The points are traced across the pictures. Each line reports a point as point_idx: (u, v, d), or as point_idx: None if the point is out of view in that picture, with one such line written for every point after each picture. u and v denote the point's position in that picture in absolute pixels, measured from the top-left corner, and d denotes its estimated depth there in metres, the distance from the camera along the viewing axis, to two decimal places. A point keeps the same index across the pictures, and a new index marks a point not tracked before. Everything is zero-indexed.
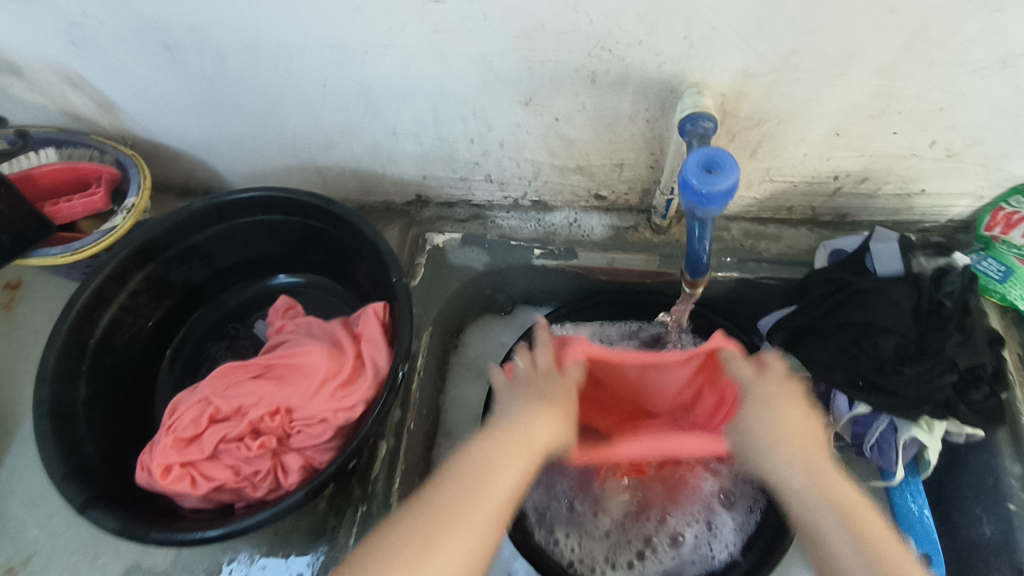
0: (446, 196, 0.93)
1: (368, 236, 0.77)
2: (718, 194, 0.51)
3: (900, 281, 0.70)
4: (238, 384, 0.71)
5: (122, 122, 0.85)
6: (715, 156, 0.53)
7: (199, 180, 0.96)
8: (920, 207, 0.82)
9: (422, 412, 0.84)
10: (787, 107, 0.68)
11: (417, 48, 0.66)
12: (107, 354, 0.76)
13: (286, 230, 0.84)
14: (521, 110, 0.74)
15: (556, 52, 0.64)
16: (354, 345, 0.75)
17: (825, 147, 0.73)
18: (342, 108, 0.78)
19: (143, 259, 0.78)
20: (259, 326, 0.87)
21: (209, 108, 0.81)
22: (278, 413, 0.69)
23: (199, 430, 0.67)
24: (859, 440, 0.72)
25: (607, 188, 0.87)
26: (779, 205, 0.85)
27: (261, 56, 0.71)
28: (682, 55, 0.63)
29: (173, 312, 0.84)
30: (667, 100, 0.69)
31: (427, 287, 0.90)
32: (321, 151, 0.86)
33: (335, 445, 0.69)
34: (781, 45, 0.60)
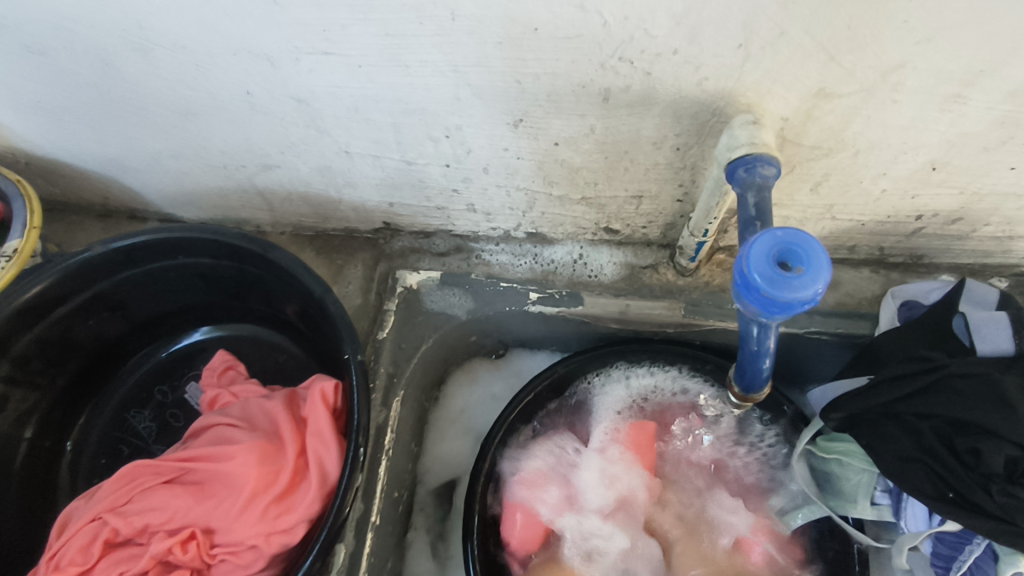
0: (420, 225, 0.75)
1: (315, 293, 0.60)
2: (795, 303, 0.35)
3: (1009, 364, 0.53)
4: (146, 493, 0.55)
5: (5, 135, 0.68)
6: (794, 241, 0.35)
7: (119, 202, 0.79)
8: (1021, 250, 0.64)
9: (390, 496, 0.68)
10: (871, 137, 0.50)
11: (361, 53, 0.48)
12: None
13: (216, 275, 0.67)
14: (507, 133, 0.55)
15: (553, 63, 0.46)
16: (296, 436, 0.58)
17: (912, 183, 0.55)
18: (275, 126, 0.59)
19: (29, 318, 0.61)
20: (191, 390, 0.71)
21: (107, 122, 0.63)
22: (193, 537, 0.53)
23: (88, 561, 0.52)
24: (944, 562, 0.56)
25: (619, 222, 0.68)
26: (839, 244, 0.67)
27: (154, 59, 0.53)
28: (734, 69, 0.44)
29: (80, 375, 0.68)
30: (707, 125, 0.50)
31: (398, 339, 0.72)
32: (258, 174, 0.68)
33: (270, 573, 0.54)
34: (882, 57, 0.42)
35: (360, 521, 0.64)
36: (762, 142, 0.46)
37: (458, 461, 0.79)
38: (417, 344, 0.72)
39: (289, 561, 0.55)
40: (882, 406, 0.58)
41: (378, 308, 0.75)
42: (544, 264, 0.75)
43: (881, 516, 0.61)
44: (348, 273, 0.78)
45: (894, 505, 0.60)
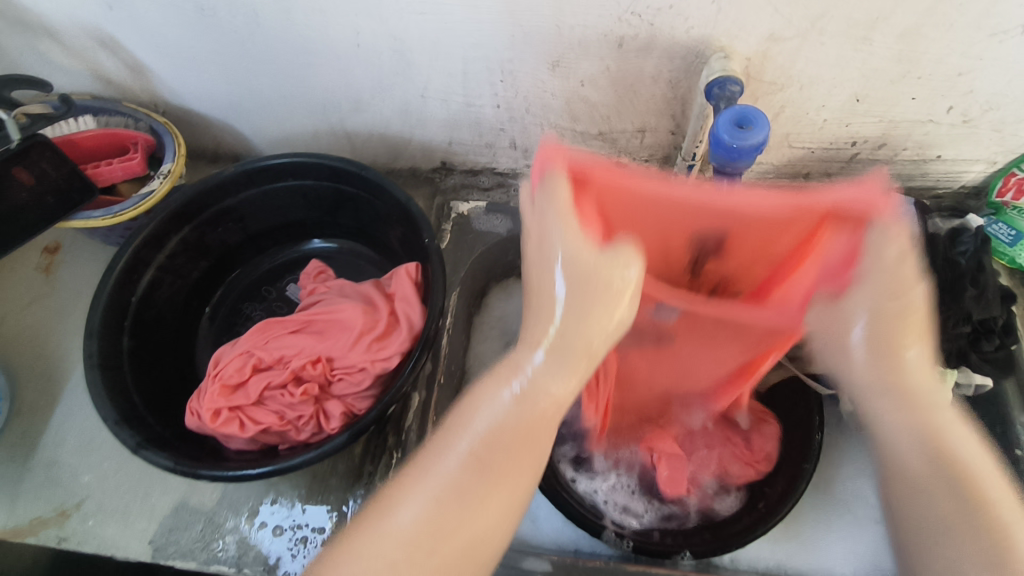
0: (470, 163, 0.95)
1: (400, 201, 0.80)
2: (749, 148, 0.54)
3: (915, 240, 0.72)
4: (279, 338, 0.74)
5: (155, 87, 0.88)
6: (747, 113, 0.56)
7: (228, 147, 0.99)
8: (935, 173, 0.84)
9: (450, 368, 0.87)
10: (810, 73, 0.70)
11: (445, 11, 0.69)
12: (149, 310, 0.79)
13: (316, 194, 0.87)
14: (546, 75, 0.76)
15: (584, 17, 0.67)
16: (387, 303, 0.77)
17: (844, 112, 0.76)
18: (371, 72, 0.80)
19: (180, 221, 0.81)
20: (291, 288, 0.90)
21: (239, 73, 0.83)
22: (319, 362, 0.72)
23: (244, 378, 0.71)
24: None
25: (628, 155, 0.89)
26: (797, 172, 0.88)
27: (293, 19, 0.73)
28: (711, 18, 0.65)
29: (210, 273, 0.87)
30: (692, 65, 0.71)
31: (454, 252, 0.93)
32: (348, 117, 0.89)
33: (373, 393, 0.72)
34: (810, 8, 0.62)
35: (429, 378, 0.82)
36: (730, 70, 0.67)
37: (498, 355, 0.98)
38: (469, 255, 0.93)
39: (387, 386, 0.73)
40: None
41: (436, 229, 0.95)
42: None
43: (831, 372, 0.81)
44: None
45: None
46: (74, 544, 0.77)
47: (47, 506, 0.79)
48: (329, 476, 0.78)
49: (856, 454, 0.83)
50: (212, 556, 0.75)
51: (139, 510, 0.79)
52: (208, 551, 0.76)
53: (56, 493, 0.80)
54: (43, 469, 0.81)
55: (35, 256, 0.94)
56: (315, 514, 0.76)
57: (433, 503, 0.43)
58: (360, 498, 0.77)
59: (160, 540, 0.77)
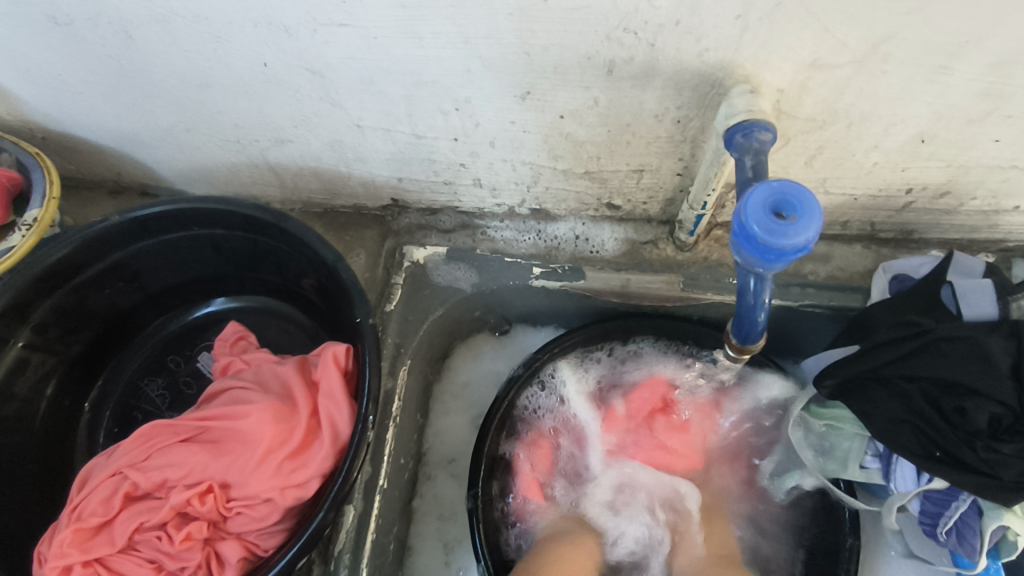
0: (427, 201, 0.77)
1: (327, 261, 0.62)
2: (789, 250, 0.37)
3: (994, 329, 0.55)
4: (164, 450, 0.57)
5: (24, 110, 0.69)
6: (787, 191, 0.38)
7: (133, 178, 0.81)
8: (1007, 224, 0.67)
9: (396, 463, 0.70)
10: (862, 109, 0.52)
11: (377, 25, 0.50)
12: (8, 403, 0.62)
13: (231, 247, 0.69)
14: (516, 106, 0.57)
15: (562, 35, 0.48)
16: (308, 397, 0.60)
17: (902, 156, 0.58)
18: (290, 99, 0.61)
19: (50, 284, 0.63)
20: (203, 359, 0.72)
21: (123, 96, 0.65)
22: (210, 491, 0.55)
23: (111, 513, 0.54)
24: (930, 518, 0.58)
25: (621, 197, 0.71)
26: (832, 219, 0.70)
27: (174, 33, 0.54)
28: (733, 40, 0.47)
29: (94, 347, 0.70)
30: (706, 97, 0.53)
31: (404, 312, 0.74)
32: (272, 149, 0.70)
33: (284, 527, 0.56)
34: (876, 28, 0.44)
35: (368, 484, 0.66)
36: (758, 109, 0.48)
37: (464, 430, 0.81)
38: (423, 317, 0.74)
39: (302, 516, 0.57)
40: (871, 372, 0.60)
41: (386, 282, 0.76)
42: (547, 241, 0.77)
43: (869, 478, 0.64)
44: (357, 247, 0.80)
45: (883, 468, 0.62)
46: None
47: None
48: None
49: (898, 575, 0.68)
50: None
51: None
52: None
53: None
54: None
55: None
56: None
57: None
58: None
59: None
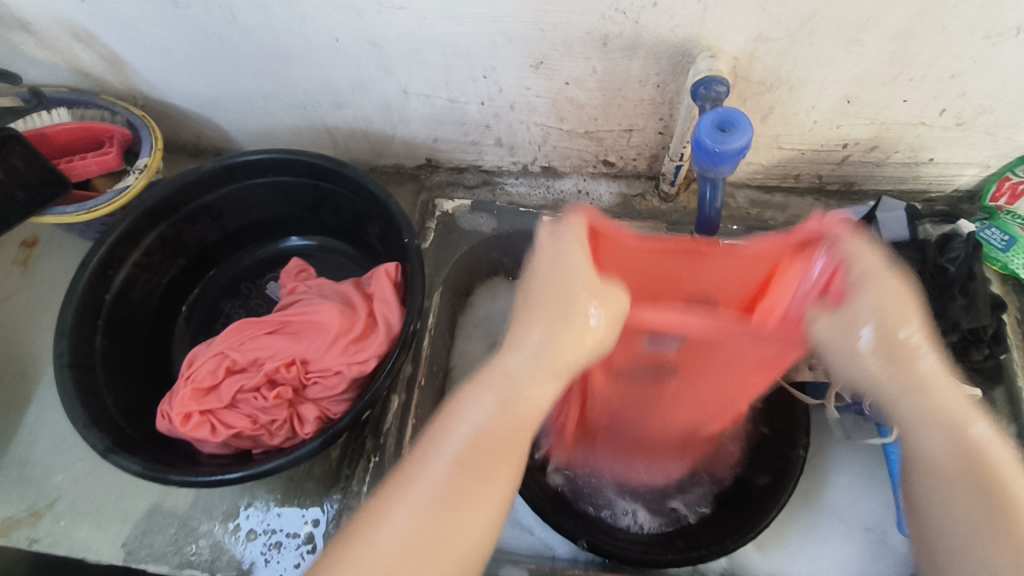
0: (456, 160, 0.93)
1: (380, 198, 0.78)
2: (731, 153, 0.53)
3: (904, 246, 0.70)
4: (254, 338, 0.72)
5: (133, 81, 0.86)
6: (729, 115, 0.54)
7: (210, 142, 0.97)
8: (926, 177, 0.83)
9: (431, 369, 0.85)
10: (800, 73, 0.68)
11: (427, 7, 0.66)
12: (124, 309, 0.78)
13: (296, 192, 0.85)
14: (531, 73, 0.74)
15: (568, 13, 0.65)
16: (365, 303, 0.76)
17: (834, 114, 0.74)
18: (352, 68, 0.77)
19: (156, 217, 0.79)
20: (271, 287, 0.88)
21: (217, 66, 0.81)
22: (293, 365, 0.70)
23: (217, 380, 0.69)
24: (858, 397, 0.73)
25: (615, 155, 0.87)
26: (787, 173, 0.86)
27: (269, 15, 0.71)
28: (696, 17, 0.63)
29: (187, 272, 0.85)
30: (679, 65, 0.69)
31: (437, 251, 0.91)
32: (330, 113, 0.87)
33: (349, 396, 0.71)
34: (800, 9, 0.60)
35: (409, 379, 0.81)
36: (716, 70, 0.65)
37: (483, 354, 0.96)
38: (452, 254, 0.91)
39: (363, 390, 0.72)
40: None
41: (421, 226, 0.93)
42: (554, 194, 0.93)
43: (818, 378, 0.78)
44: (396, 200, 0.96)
45: None
46: (45, 545, 0.75)
47: (19, 506, 0.77)
48: (305, 481, 0.76)
49: (842, 460, 0.82)
50: (185, 560, 0.74)
51: (113, 512, 0.76)
52: (180, 555, 0.74)
53: (28, 493, 0.78)
54: (15, 468, 0.79)
55: (11, 250, 0.92)
56: (290, 517, 0.75)
57: (498, 410, 0.45)
58: (335, 503, 0.75)
59: (133, 544, 0.75)
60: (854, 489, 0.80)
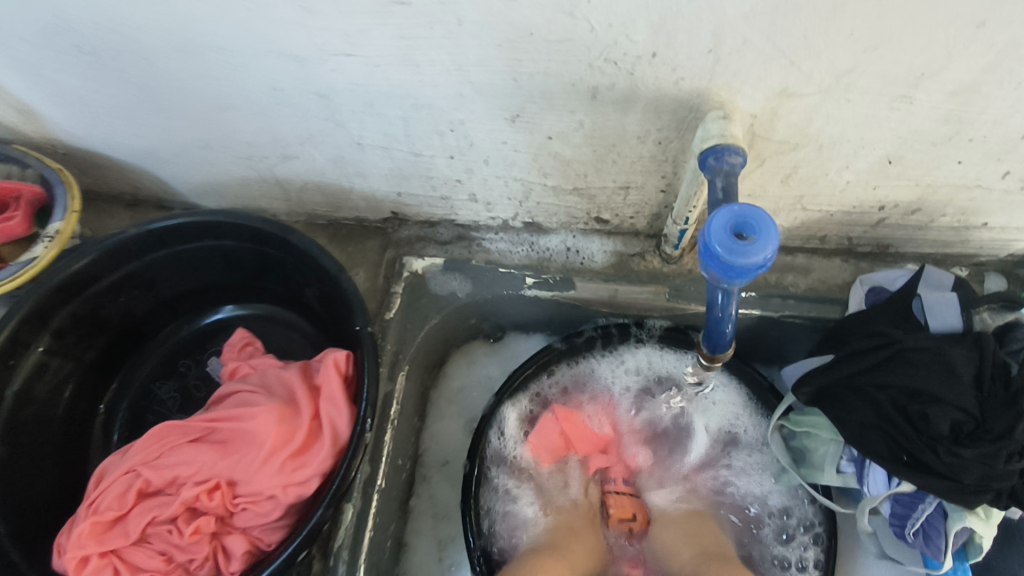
0: (426, 214, 0.81)
1: (330, 272, 0.66)
2: (750, 268, 0.40)
3: (956, 340, 0.58)
4: (175, 449, 0.60)
5: (48, 129, 0.73)
6: (747, 215, 0.41)
7: (148, 191, 0.85)
8: (977, 240, 0.70)
9: (395, 463, 0.74)
10: (831, 132, 0.55)
11: (376, 54, 0.54)
12: (29, 405, 0.66)
13: (238, 257, 0.73)
14: (507, 127, 0.61)
15: (548, 64, 0.52)
16: (310, 401, 0.63)
17: (872, 175, 0.61)
18: (296, 119, 0.65)
19: (69, 294, 0.67)
20: (212, 364, 0.77)
21: (141, 115, 0.68)
22: (218, 488, 0.58)
23: (124, 509, 0.57)
24: (899, 520, 0.61)
25: (609, 212, 0.74)
26: (811, 234, 0.73)
27: (189, 61, 0.58)
28: (706, 70, 0.50)
29: (111, 351, 0.74)
30: (684, 120, 0.57)
31: (403, 321, 0.78)
32: (278, 164, 0.74)
33: (286, 522, 0.59)
34: (836, 61, 0.47)
35: (366, 483, 0.69)
36: (730, 135, 0.52)
37: (459, 432, 0.85)
38: (421, 325, 0.78)
39: (302, 513, 0.61)
40: (845, 379, 0.63)
41: (386, 291, 0.80)
42: (539, 252, 0.81)
43: (846, 483, 0.67)
44: (359, 259, 0.84)
45: (857, 472, 0.65)
46: None
47: None
48: None
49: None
50: None
51: None
52: None
53: None
54: None
55: None
56: None
57: None
58: None
59: None
60: None
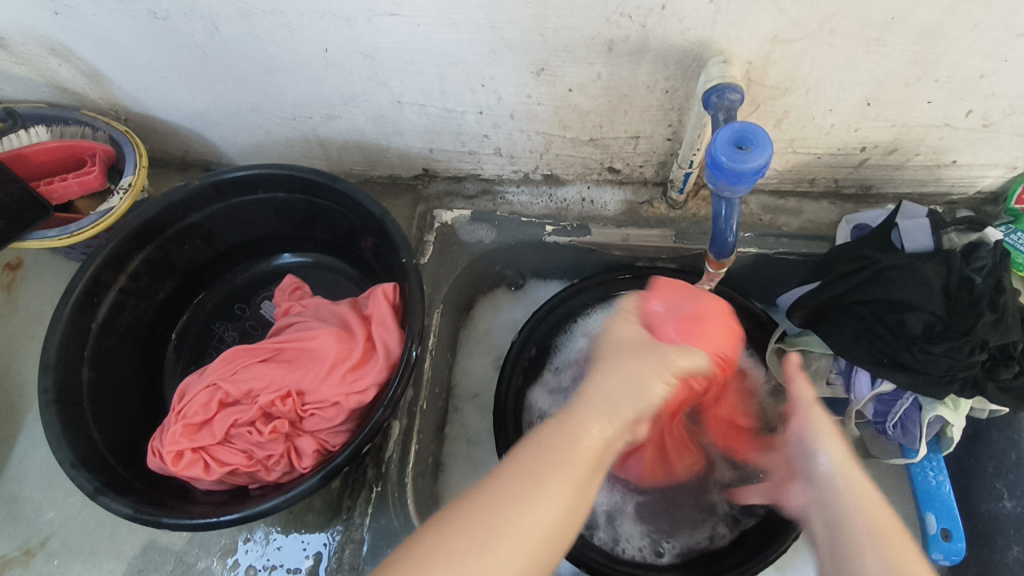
0: (454, 170, 0.90)
1: (375, 216, 0.74)
2: (748, 173, 0.49)
3: (928, 257, 0.67)
4: (247, 367, 0.69)
5: (114, 95, 0.82)
6: (746, 131, 0.50)
7: (198, 154, 0.93)
8: (948, 179, 0.79)
9: (433, 390, 0.83)
10: (816, 76, 0.64)
11: (421, 13, 0.62)
12: (111, 337, 0.74)
13: (289, 208, 0.81)
14: (532, 81, 0.70)
15: (571, 18, 0.61)
16: (363, 327, 0.72)
17: (854, 117, 0.70)
18: (343, 78, 0.73)
19: (142, 240, 0.75)
20: (265, 307, 0.85)
21: (203, 79, 0.77)
22: (289, 396, 0.67)
23: (209, 415, 0.67)
24: (881, 417, 0.71)
25: (621, 161, 0.83)
26: (801, 177, 0.82)
27: (254, 25, 0.66)
28: (708, 20, 0.59)
29: (176, 294, 0.82)
30: (689, 69, 0.65)
31: (436, 265, 0.86)
32: (322, 123, 0.83)
33: (348, 427, 0.68)
34: (820, 8, 0.56)
35: (410, 403, 0.78)
36: (729, 76, 0.61)
37: (486, 369, 0.93)
38: (452, 269, 0.87)
39: (362, 419, 0.69)
40: (831, 300, 0.71)
41: (420, 240, 0.89)
42: (558, 203, 0.89)
43: (836, 394, 0.76)
44: (394, 213, 0.92)
45: (845, 383, 0.74)
46: None
47: (10, 544, 0.77)
48: (305, 513, 0.75)
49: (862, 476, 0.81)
50: None
51: (108, 549, 0.76)
52: None
53: (20, 530, 0.78)
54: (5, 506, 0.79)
55: None
56: (290, 550, 0.74)
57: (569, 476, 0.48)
58: (337, 535, 0.73)
59: None
60: None
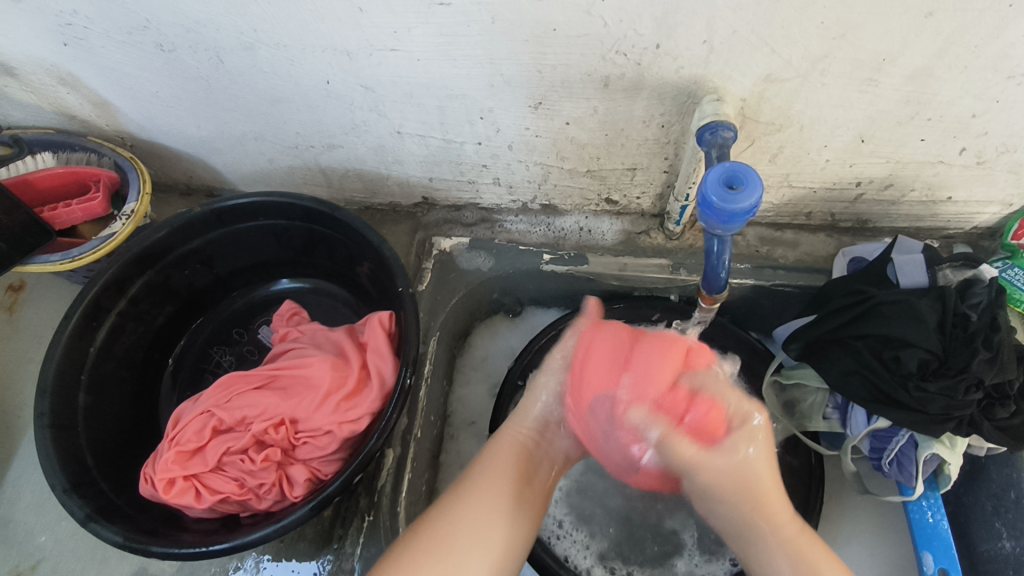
0: (453, 198, 0.91)
1: (373, 244, 0.74)
2: (739, 212, 0.49)
3: (923, 293, 0.67)
4: (242, 395, 0.69)
5: (120, 122, 0.83)
6: (737, 170, 0.50)
7: (202, 180, 0.94)
8: (945, 214, 0.79)
9: (428, 418, 0.83)
10: (810, 114, 0.65)
11: (420, 49, 0.63)
12: (108, 361, 0.75)
13: (289, 235, 0.82)
14: (529, 114, 0.71)
15: (567, 56, 0.62)
16: (358, 354, 0.72)
17: (848, 153, 0.70)
18: (344, 110, 0.75)
19: (143, 266, 0.76)
20: (262, 332, 0.86)
21: (207, 108, 0.78)
22: (282, 424, 0.67)
23: (202, 442, 0.67)
24: (877, 453, 0.70)
25: (618, 193, 0.84)
26: (798, 211, 0.83)
27: (258, 58, 0.68)
28: (702, 59, 0.60)
29: (175, 318, 0.83)
30: (684, 105, 0.66)
31: (434, 293, 0.87)
32: (324, 152, 0.84)
33: (340, 456, 0.68)
34: (811, 50, 0.57)
35: (404, 431, 0.78)
36: (722, 114, 0.62)
37: (483, 397, 0.93)
38: (449, 296, 0.87)
39: (354, 448, 0.69)
40: (829, 334, 0.71)
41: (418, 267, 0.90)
42: (555, 232, 0.90)
43: (832, 429, 0.76)
44: (393, 240, 0.93)
45: (841, 417, 0.75)
46: None
47: None
48: (296, 541, 0.74)
49: (859, 511, 0.80)
50: None
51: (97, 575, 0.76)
52: None
53: (11, 554, 0.78)
54: None
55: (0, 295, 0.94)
56: None
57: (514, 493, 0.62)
58: (328, 564, 0.73)
59: None
60: (872, 542, 0.78)
